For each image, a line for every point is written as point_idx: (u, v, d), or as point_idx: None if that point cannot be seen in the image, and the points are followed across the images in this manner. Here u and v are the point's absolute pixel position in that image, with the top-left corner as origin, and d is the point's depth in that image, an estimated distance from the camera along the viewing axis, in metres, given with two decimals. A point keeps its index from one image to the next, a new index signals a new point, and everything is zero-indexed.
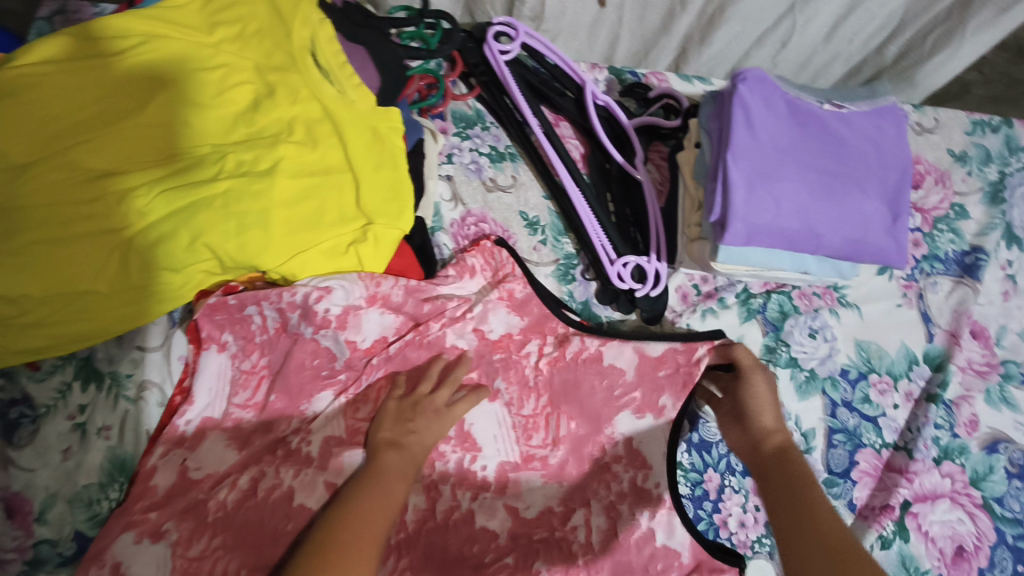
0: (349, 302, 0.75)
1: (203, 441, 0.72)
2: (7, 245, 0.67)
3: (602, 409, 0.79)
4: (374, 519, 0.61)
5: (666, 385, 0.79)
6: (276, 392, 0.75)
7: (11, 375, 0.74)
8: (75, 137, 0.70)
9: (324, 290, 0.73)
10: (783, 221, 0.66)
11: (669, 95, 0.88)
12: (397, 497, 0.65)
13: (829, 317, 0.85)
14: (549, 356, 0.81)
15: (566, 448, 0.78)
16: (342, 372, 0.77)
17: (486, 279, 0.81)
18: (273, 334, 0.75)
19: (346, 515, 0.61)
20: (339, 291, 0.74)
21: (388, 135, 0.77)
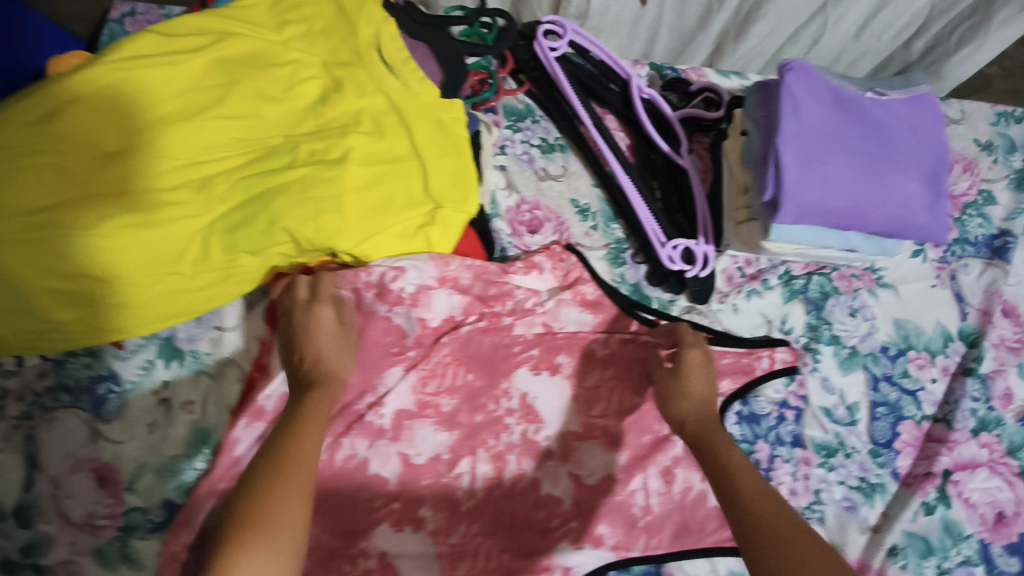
0: (422, 281, 0.79)
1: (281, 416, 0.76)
2: (98, 227, 0.69)
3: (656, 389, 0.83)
4: (310, 433, 0.60)
5: (729, 371, 0.83)
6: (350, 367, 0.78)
7: (97, 354, 0.78)
8: (161, 127, 0.73)
9: (399, 269, 0.78)
10: (833, 199, 0.69)
11: (709, 89, 0.92)
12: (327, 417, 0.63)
13: (868, 298, 0.90)
14: (622, 338, 0.84)
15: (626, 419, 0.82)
16: (411, 349, 0.80)
17: (555, 280, 0.85)
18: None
19: (287, 436, 0.59)
20: (413, 272, 0.79)
21: (450, 126, 0.81)
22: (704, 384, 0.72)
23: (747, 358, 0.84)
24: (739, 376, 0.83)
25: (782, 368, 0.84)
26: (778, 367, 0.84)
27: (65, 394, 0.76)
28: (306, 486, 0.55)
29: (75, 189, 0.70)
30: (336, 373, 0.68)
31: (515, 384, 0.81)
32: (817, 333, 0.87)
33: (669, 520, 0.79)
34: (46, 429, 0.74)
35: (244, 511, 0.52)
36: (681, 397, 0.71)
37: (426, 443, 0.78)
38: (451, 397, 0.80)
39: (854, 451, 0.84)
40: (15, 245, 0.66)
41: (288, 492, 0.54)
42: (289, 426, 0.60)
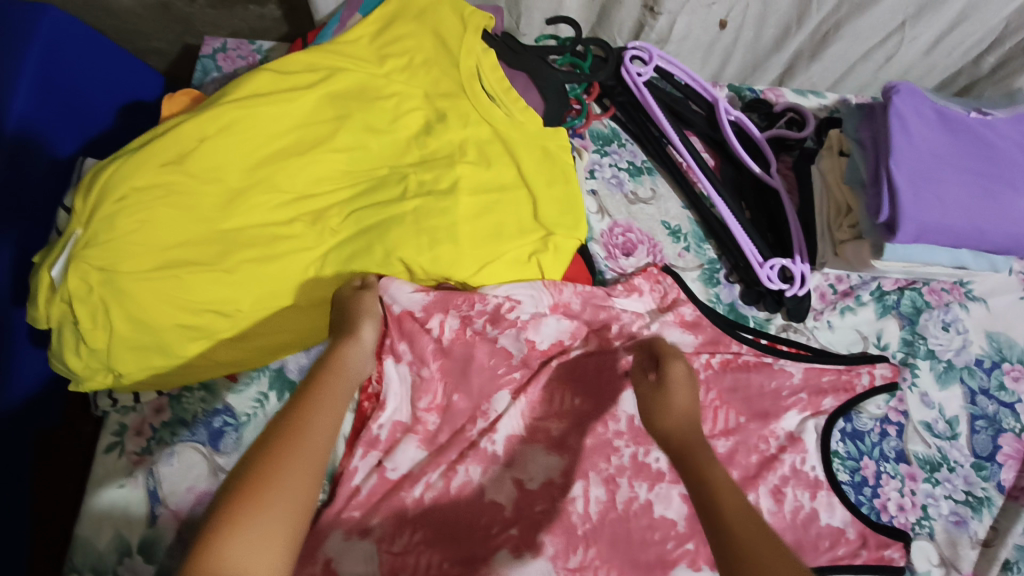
0: (536, 309, 0.79)
1: (397, 445, 0.77)
2: (222, 263, 0.71)
3: (761, 408, 0.83)
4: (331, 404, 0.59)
5: (829, 389, 0.84)
6: (459, 393, 0.80)
7: (211, 387, 0.79)
8: (278, 162, 0.75)
9: (513, 299, 0.77)
10: (952, 218, 0.69)
11: (794, 108, 0.94)
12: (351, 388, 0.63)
13: (960, 311, 0.91)
14: (724, 356, 0.83)
15: (736, 438, 0.81)
16: (517, 370, 0.81)
17: (654, 302, 0.85)
18: (448, 344, 0.78)
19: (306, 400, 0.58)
20: (529, 301, 0.78)
21: (557, 153, 0.82)
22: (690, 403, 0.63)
23: (847, 375, 0.84)
24: (841, 393, 0.84)
25: (881, 385, 0.84)
26: (878, 384, 0.84)
27: (183, 429, 0.77)
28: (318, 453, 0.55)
29: (201, 227, 0.71)
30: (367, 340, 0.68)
31: (622, 406, 0.82)
32: (914, 348, 0.88)
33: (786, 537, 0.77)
34: (167, 464, 0.74)
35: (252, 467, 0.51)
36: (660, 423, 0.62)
37: (539, 468, 0.79)
38: (559, 422, 0.81)
39: (958, 465, 0.84)
40: (147, 281, 0.67)
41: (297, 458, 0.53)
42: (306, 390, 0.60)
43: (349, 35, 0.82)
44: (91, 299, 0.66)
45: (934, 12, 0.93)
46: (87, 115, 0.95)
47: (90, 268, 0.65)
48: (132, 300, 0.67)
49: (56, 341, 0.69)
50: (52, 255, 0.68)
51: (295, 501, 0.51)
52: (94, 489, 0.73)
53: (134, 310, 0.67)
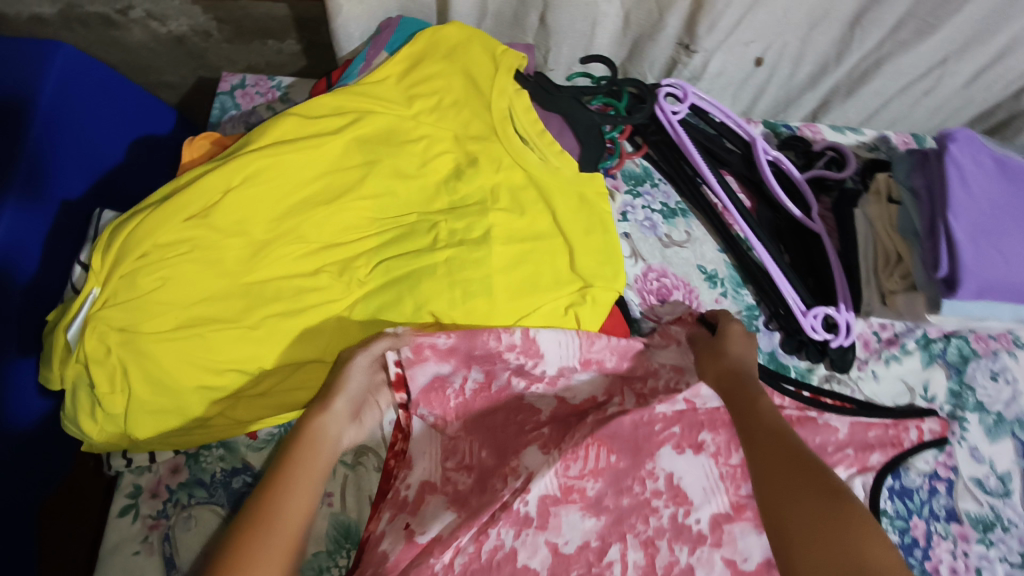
0: (565, 361, 0.76)
1: (426, 507, 0.73)
2: (246, 319, 0.67)
3: None
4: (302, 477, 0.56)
5: (877, 444, 0.79)
6: (486, 448, 0.77)
7: (229, 445, 0.75)
8: (304, 212, 0.71)
9: (538, 357, 0.74)
10: (1014, 274, 0.67)
11: (834, 147, 0.90)
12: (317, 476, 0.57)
13: (1008, 359, 0.87)
14: None
15: None
16: (545, 426, 0.78)
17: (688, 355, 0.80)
18: (471, 395, 0.77)
19: (271, 501, 0.54)
20: (559, 349, 0.75)
21: (594, 200, 0.79)
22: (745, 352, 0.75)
23: (894, 429, 0.80)
24: (888, 449, 0.79)
25: (930, 440, 0.80)
26: (927, 438, 0.81)
27: (200, 490, 0.73)
28: (276, 567, 0.50)
29: (224, 282, 0.67)
30: (328, 424, 0.61)
31: (660, 463, 0.78)
32: (962, 400, 0.84)
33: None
34: (185, 528, 0.71)
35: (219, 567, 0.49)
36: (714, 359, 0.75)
37: (574, 531, 0.74)
38: (595, 481, 0.75)
39: (1012, 524, 0.80)
40: (167, 342, 0.64)
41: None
42: (263, 490, 0.55)
43: (376, 74, 0.79)
44: (108, 362, 0.63)
45: (978, 48, 0.89)
46: (96, 154, 0.91)
47: (109, 330, 0.62)
48: (153, 363, 0.63)
49: (71, 404, 0.65)
50: (67, 314, 0.65)
51: None
52: (106, 558, 0.69)
53: (154, 372, 0.63)
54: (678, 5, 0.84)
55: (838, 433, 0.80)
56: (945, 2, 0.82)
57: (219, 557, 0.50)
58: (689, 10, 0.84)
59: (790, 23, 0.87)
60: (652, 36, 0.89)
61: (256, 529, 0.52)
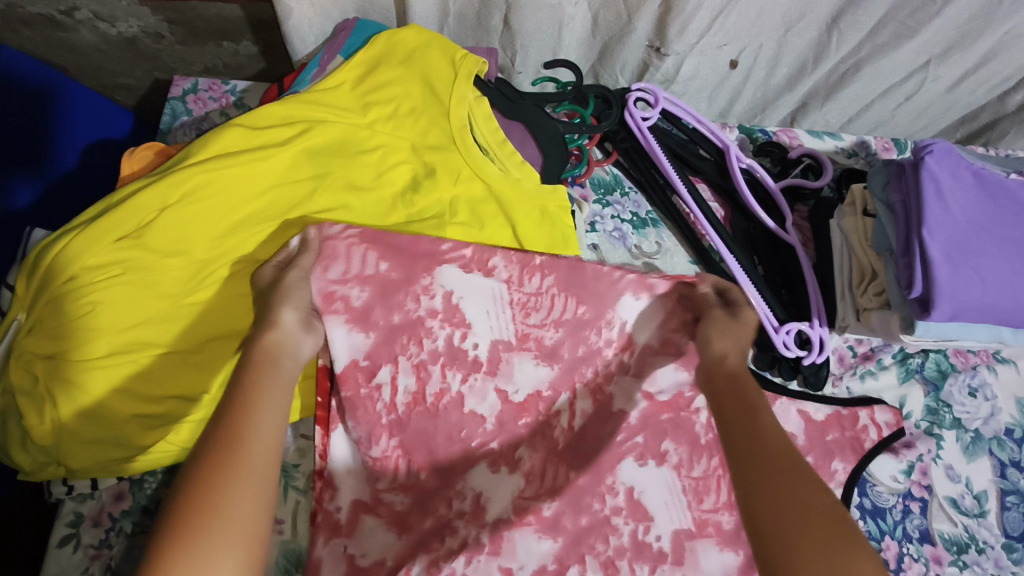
0: (495, 334, 0.74)
1: (363, 528, 0.69)
2: (187, 342, 0.65)
3: None
4: (263, 395, 0.49)
5: (836, 449, 0.77)
6: (426, 469, 0.72)
7: (176, 470, 0.72)
8: (249, 229, 0.68)
9: (466, 327, 0.73)
10: (990, 297, 0.63)
11: (810, 155, 0.87)
12: (285, 389, 0.52)
13: (988, 375, 0.84)
14: None
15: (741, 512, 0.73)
16: (494, 441, 0.73)
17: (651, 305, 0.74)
18: (403, 412, 0.72)
19: (243, 397, 0.48)
20: (483, 332, 0.74)
21: (557, 215, 0.76)
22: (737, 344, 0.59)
23: (851, 431, 0.78)
24: (848, 454, 0.77)
25: (889, 434, 0.77)
26: (886, 434, 0.78)
27: (145, 518, 0.70)
28: (265, 462, 0.46)
29: (163, 304, 0.64)
30: (279, 340, 0.55)
31: (621, 477, 0.73)
32: (938, 417, 0.82)
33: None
34: (127, 559, 0.67)
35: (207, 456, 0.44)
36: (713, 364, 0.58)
37: (530, 555, 0.70)
38: (552, 501, 0.72)
39: (986, 546, 0.78)
40: (100, 371, 0.61)
41: (239, 499, 0.43)
42: (229, 398, 0.48)
43: (329, 81, 0.76)
44: (36, 393, 0.60)
45: (961, 53, 0.86)
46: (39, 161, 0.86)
47: (37, 359, 0.60)
48: (85, 394, 0.60)
49: None
50: None
51: (251, 517, 0.43)
52: None
53: (87, 404, 0.60)
54: (646, 9, 0.80)
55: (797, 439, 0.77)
56: (925, 5, 0.79)
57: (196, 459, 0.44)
58: (658, 12, 0.81)
59: (765, 26, 0.83)
60: (621, 39, 0.86)
61: (230, 442, 0.45)
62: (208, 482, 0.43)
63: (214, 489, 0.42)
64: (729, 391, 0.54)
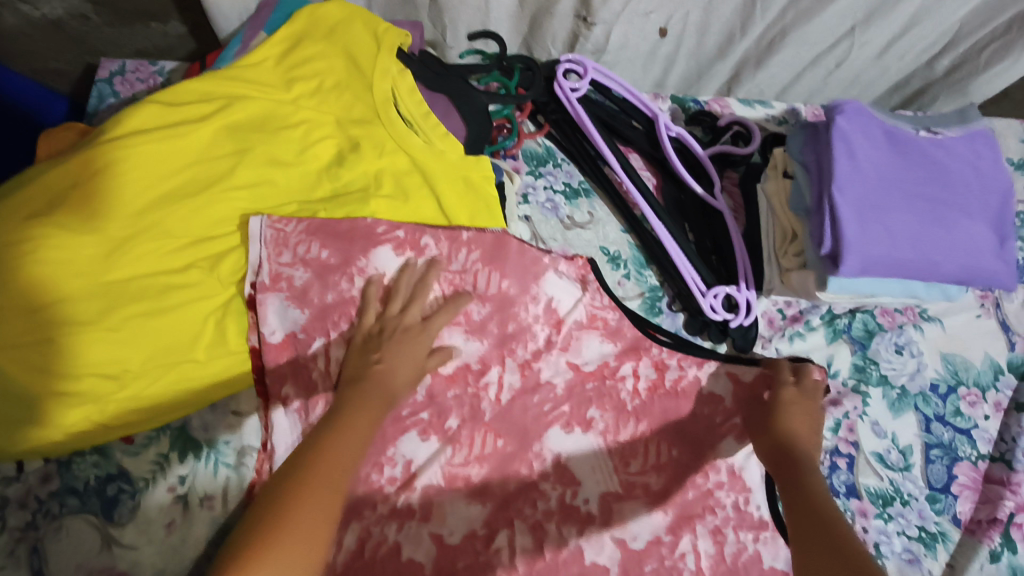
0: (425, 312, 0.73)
1: None
2: (106, 320, 0.65)
3: (695, 437, 0.79)
4: (349, 438, 0.58)
5: None
6: None
7: (105, 451, 0.72)
8: (169, 205, 0.68)
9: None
10: (897, 250, 0.64)
11: (739, 123, 0.88)
12: (365, 431, 0.60)
13: (914, 333, 0.86)
14: (649, 381, 0.79)
15: (667, 475, 0.77)
16: (424, 410, 0.74)
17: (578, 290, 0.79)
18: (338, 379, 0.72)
19: (332, 434, 0.58)
20: None
21: (480, 184, 0.78)
22: (804, 425, 0.70)
23: None
24: None
25: None
26: None
27: (72, 498, 0.70)
28: (334, 490, 0.53)
29: (80, 281, 0.64)
30: (379, 380, 0.65)
31: (547, 444, 0.76)
32: (865, 374, 0.84)
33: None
34: (54, 539, 0.68)
35: (291, 477, 0.53)
36: (774, 431, 0.70)
37: (459, 520, 0.72)
38: (480, 467, 0.74)
39: (911, 499, 0.80)
40: (13, 352, 0.61)
41: (307, 512, 0.50)
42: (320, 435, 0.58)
43: (251, 57, 0.76)
44: None
45: (884, 18, 0.88)
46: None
47: None
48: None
49: None
50: None
51: (313, 528, 0.50)
52: None
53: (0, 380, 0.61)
54: None
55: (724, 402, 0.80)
56: None
57: (286, 477, 0.53)
58: None
59: None
60: (549, 10, 0.86)
61: (312, 470, 0.54)
62: (287, 498, 0.51)
63: (291, 502, 0.50)
64: (785, 461, 0.65)
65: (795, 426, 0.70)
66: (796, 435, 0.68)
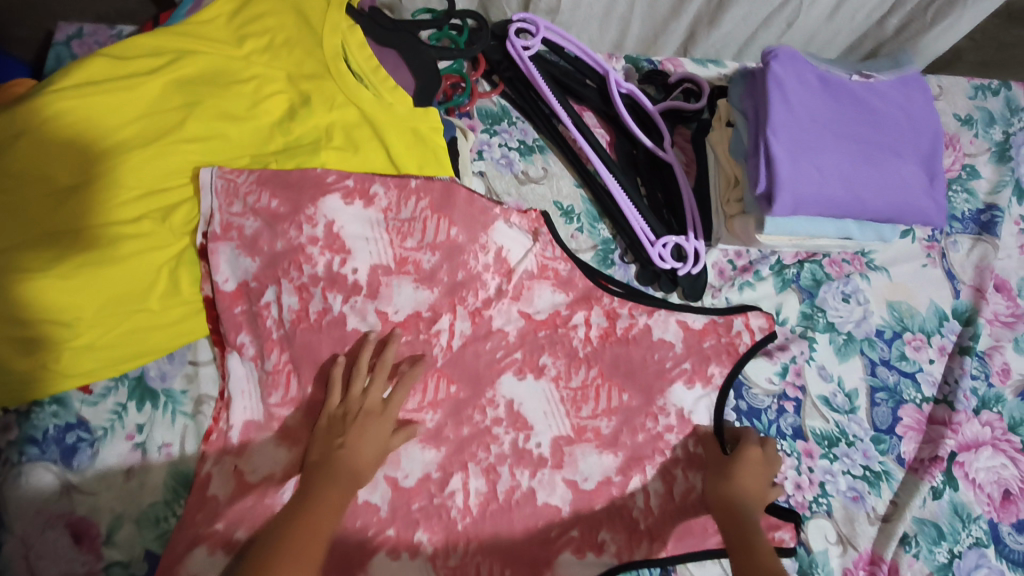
0: (375, 259, 0.75)
1: (253, 445, 0.72)
2: (58, 267, 0.66)
3: (643, 384, 0.79)
4: (315, 528, 0.59)
5: (712, 355, 0.80)
6: (311, 383, 0.73)
7: (62, 400, 0.72)
8: (119, 155, 0.69)
9: (345, 253, 0.74)
10: (828, 188, 0.66)
11: (688, 79, 0.89)
12: (334, 511, 0.61)
13: (860, 282, 0.88)
14: (600, 329, 0.80)
15: (619, 419, 0.78)
16: None
17: (528, 241, 0.80)
18: (290, 328, 0.73)
19: (299, 522, 0.59)
20: (362, 252, 0.74)
21: (429, 136, 0.78)
22: (757, 483, 0.72)
23: (728, 338, 0.81)
24: (724, 358, 0.80)
25: (761, 338, 0.80)
26: (758, 338, 0.80)
27: (31, 447, 0.71)
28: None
29: (35, 230, 0.66)
30: (347, 458, 0.65)
31: (500, 391, 0.77)
32: (813, 322, 0.86)
33: (668, 532, 0.75)
34: (13, 486, 0.69)
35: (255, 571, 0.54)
36: (730, 487, 0.71)
37: (414, 463, 0.74)
38: (434, 412, 0.76)
39: (856, 440, 0.82)
40: None
41: None
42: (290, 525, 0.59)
43: (202, 15, 0.77)
44: None
45: None
46: None
47: None
48: None
49: None
50: None
51: None
52: None
53: None
54: None
55: (675, 348, 0.80)
56: None
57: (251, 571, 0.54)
58: None
59: None
60: None
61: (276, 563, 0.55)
62: None
63: None
64: (732, 521, 0.67)
65: (755, 485, 0.71)
66: (753, 497, 0.70)
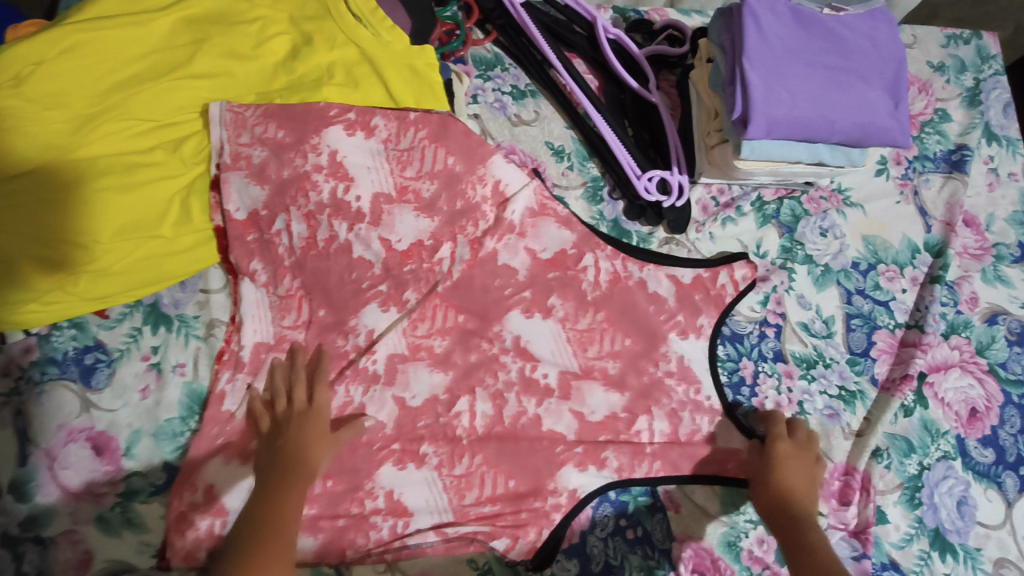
0: (377, 187, 0.80)
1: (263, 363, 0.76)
2: (77, 192, 0.70)
3: (647, 328, 0.82)
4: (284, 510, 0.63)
5: (704, 306, 0.84)
6: (322, 306, 0.78)
7: (81, 324, 0.76)
8: (132, 87, 0.74)
9: (348, 180, 0.79)
10: (799, 111, 0.71)
11: (673, 25, 0.94)
12: (296, 488, 0.65)
13: (837, 217, 0.93)
14: (605, 275, 0.84)
15: (624, 361, 0.81)
16: (382, 283, 0.79)
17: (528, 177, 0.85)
18: (301, 255, 0.78)
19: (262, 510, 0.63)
20: (364, 181, 0.79)
21: (425, 71, 0.82)
22: (798, 478, 0.75)
23: (714, 290, 0.84)
24: (713, 310, 0.84)
25: (744, 287, 0.85)
26: (742, 287, 0.85)
27: (52, 367, 0.74)
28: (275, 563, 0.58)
29: (51, 153, 0.70)
30: (291, 443, 0.69)
31: (508, 327, 0.81)
32: (792, 254, 0.91)
33: (672, 455, 0.78)
34: (36, 402, 0.72)
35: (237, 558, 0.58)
36: (774, 488, 0.74)
37: (422, 385, 0.77)
38: (443, 339, 0.79)
39: (833, 362, 0.87)
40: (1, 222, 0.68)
41: None
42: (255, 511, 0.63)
43: None
44: None
45: None
46: None
47: None
48: None
49: None
50: None
51: None
52: None
53: None
54: None
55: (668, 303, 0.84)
56: None
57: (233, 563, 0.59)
58: None
59: None
60: None
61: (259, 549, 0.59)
62: None
63: None
64: (789, 524, 0.70)
65: (796, 480, 0.74)
66: (798, 494, 0.73)
